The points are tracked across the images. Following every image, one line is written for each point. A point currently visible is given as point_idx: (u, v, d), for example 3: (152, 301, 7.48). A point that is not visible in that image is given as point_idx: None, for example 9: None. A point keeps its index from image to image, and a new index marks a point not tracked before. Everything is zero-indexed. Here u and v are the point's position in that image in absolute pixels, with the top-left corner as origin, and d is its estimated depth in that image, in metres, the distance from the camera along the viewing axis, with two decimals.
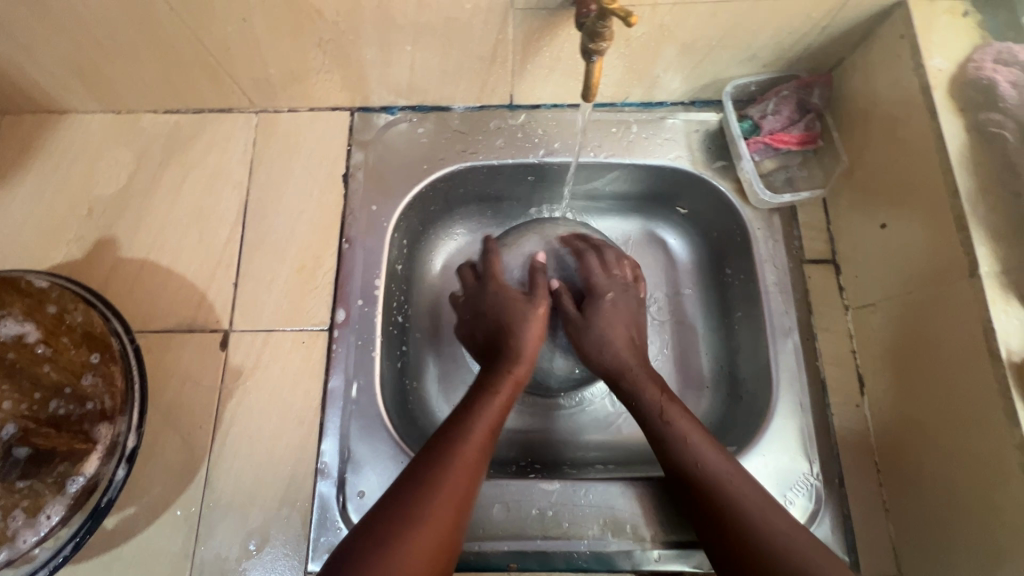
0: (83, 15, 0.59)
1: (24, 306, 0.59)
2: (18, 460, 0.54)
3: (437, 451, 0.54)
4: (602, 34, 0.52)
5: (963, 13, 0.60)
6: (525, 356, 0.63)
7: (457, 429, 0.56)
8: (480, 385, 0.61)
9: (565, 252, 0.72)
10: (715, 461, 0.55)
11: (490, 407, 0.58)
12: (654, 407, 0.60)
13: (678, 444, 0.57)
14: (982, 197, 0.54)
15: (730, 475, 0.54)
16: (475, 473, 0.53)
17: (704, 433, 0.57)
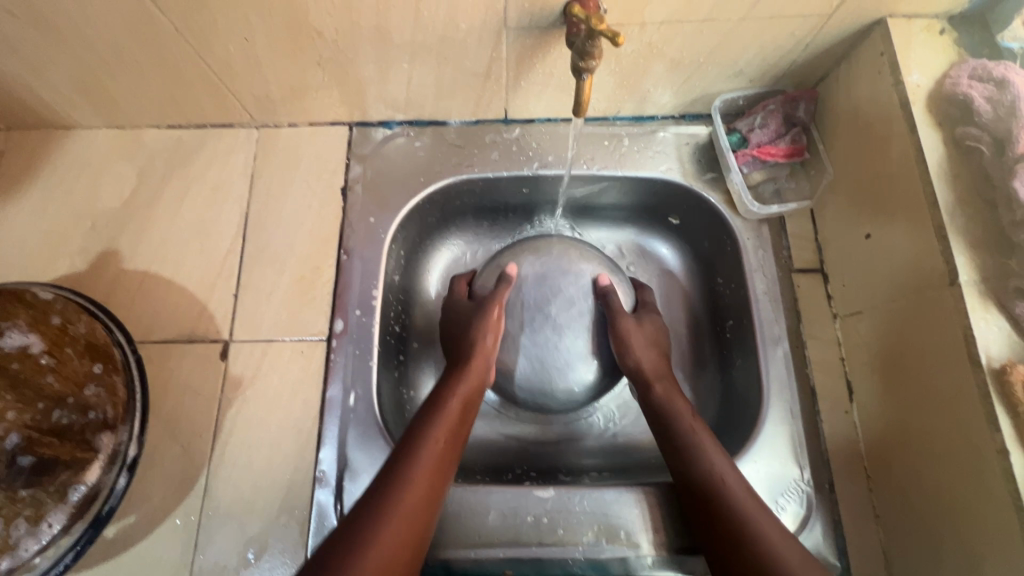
0: (90, 35, 0.61)
1: (28, 317, 0.60)
2: (22, 469, 0.55)
3: (389, 474, 0.53)
4: (592, 53, 0.54)
5: (940, 31, 0.62)
6: (469, 374, 0.63)
7: (407, 450, 0.55)
8: (429, 405, 0.60)
9: (548, 271, 0.70)
10: (734, 479, 0.55)
11: (437, 426, 0.57)
12: (684, 420, 0.60)
13: (700, 458, 0.57)
14: (960, 208, 0.55)
15: (748, 498, 0.54)
16: (426, 503, 0.52)
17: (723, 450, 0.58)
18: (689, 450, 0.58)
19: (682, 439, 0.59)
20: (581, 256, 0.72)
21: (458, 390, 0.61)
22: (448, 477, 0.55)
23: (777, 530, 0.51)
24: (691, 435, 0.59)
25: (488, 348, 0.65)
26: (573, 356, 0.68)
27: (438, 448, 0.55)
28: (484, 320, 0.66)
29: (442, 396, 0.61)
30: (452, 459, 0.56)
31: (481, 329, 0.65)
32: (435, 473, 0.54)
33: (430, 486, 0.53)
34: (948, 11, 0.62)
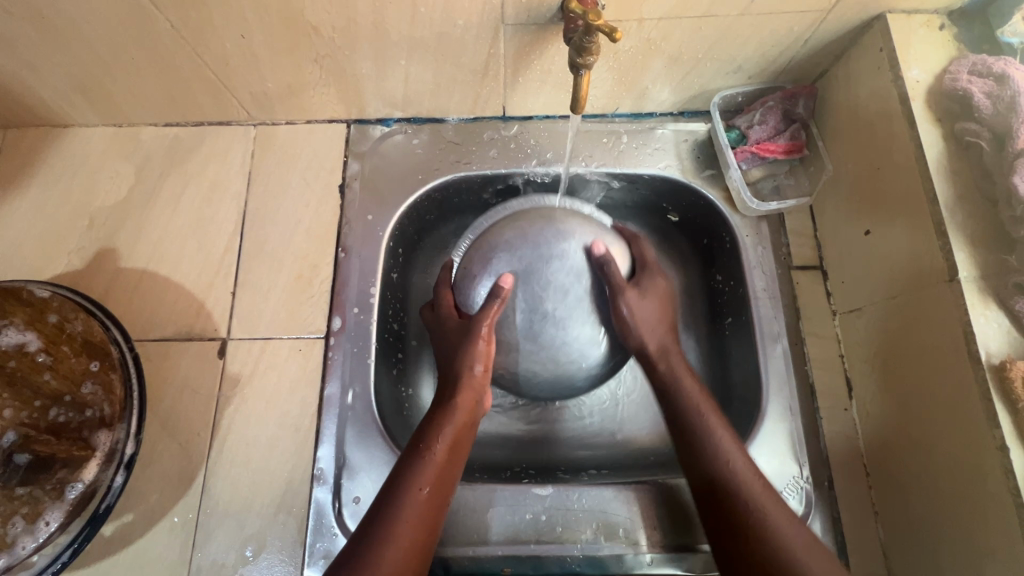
0: (86, 32, 0.61)
1: (25, 315, 0.59)
2: (18, 466, 0.54)
3: (371, 532, 0.49)
4: (590, 49, 0.53)
5: (939, 26, 0.62)
6: (457, 411, 0.57)
7: (390, 505, 0.51)
8: (413, 448, 0.55)
9: (532, 265, 0.64)
10: (744, 466, 0.55)
11: (421, 473, 0.53)
12: (691, 400, 0.59)
13: (706, 442, 0.57)
14: (960, 203, 0.55)
15: (760, 489, 0.54)
16: (413, 556, 0.49)
17: (731, 431, 0.58)
18: (698, 437, 0.57)
19: (693, 422, 0.58)
20: (561, 234, 0.66)
21: (443, 433, 0.56)
22: (437, 526, 0.52)
23: (794, 527, 0.51)
24: (702, 423, 0.58)
25: (477, 378, 0.60)
26: (580, 343, 0.64)
27: (422, 497, 0.51)
28: (471, 348, 0.60)
29: (426, 439, 0.55)
30: (442, 504, 0.53)
31: (469, 358, 0.60)
32: (423, 524, 0.51)
33: (416, 540, 0.50)
34: (947, 6, 0.62)
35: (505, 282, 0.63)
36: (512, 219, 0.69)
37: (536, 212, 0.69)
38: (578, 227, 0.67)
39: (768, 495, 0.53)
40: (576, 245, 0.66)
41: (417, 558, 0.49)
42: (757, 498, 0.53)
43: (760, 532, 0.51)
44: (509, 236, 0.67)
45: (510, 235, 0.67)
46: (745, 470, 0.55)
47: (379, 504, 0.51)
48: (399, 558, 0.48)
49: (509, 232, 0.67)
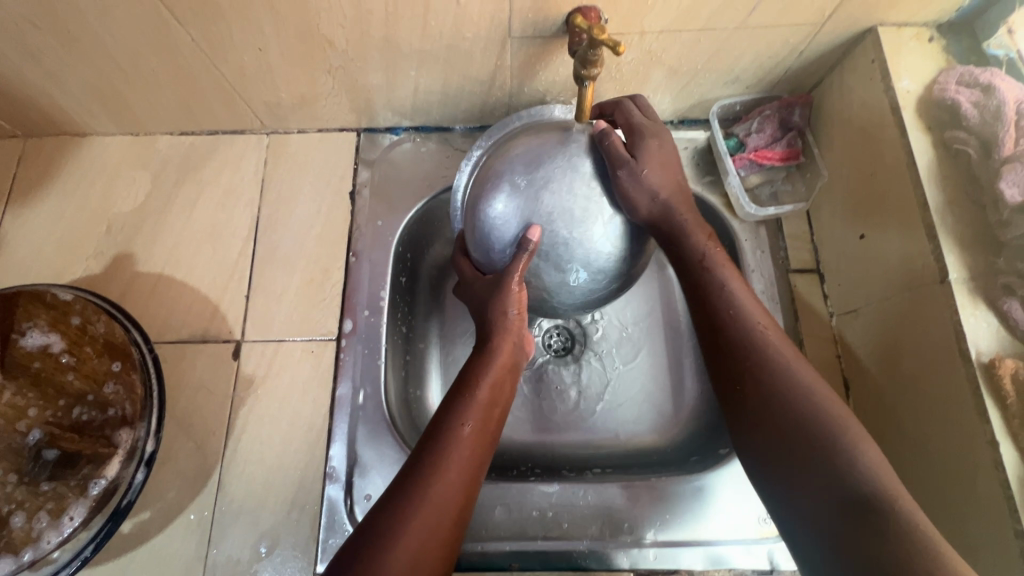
0: (109, 45, 0.64)
1: (49, 318, 0.61)
2: (46, 462, 0.57)
3: (421, 463, 0.50)
4: (593, 61, 0.55)
5: (928, 39, 0.64)
6: (499, 350, 0.57)
7: (438, 437, 0.52)
8: (458, 386, 0.56)
9: (527, 199, 0.54)
10: (750, 312, 0.54)
11: (468, 408, 0.54)
12: (698, 254, 0.57)
13: (716, 291, 0.56)
14: (950, 208, 0.57)
15: (764, 327, 0.53)
16: (466, 483, 0.51)
17: (743, 284, 0.57)
18: (707, 285, 0.56)
19: (699, 276, 0.57)
20: (538, 155, 0.56)
21: (487, 372, 0.56)
22: (486, 459, 0.53)
23: (800, 365, 0.51)
24: (712, 276, 0.56)
25: (516, 321, 0.58)
26: (611, 242, 0.55)
27: (468, 432, 0.53)
28: (503, 296, 0.56)
29: (471, 377, 0.56)
30: (488, 439, 0.54)
31: (501, 305, 0.57)
32: (472, 457, 0.52)
33: (464, 472, 0.51)
34: (936, 20, 0.64)
35: (528, 232, 0.54)
36: (498, 156, 0.59)
37: (522, 139, 0.60)
38: (565, 133, 0.58)
39: (776, 334, 0.53)
40: (566, 151, 0.56)
41: (466, 489, 0.51)
42: (762, 340, 0.52)
43: (765, 373, 0.51)
44: (497, 175, 0.57)
45: (500, 175, 0.57)
46: (751, 312, 0.54)
47: (427, 437, 0.53)
48: (450, 487, 0.49)
49: (496, 173, 0.57)
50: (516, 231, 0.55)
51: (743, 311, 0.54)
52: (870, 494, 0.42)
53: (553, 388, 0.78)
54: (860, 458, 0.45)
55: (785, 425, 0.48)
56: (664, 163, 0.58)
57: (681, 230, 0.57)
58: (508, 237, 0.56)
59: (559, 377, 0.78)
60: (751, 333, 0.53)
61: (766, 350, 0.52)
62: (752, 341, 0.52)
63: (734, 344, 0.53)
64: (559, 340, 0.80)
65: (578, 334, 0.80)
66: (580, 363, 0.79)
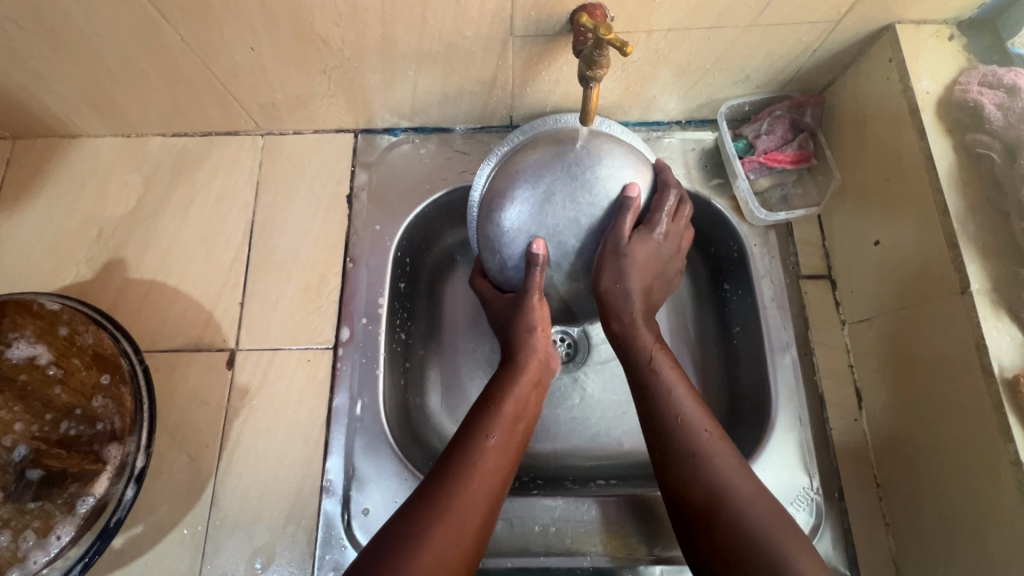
0: (95, 45, 0.61)
1: (36, 328, 0.60)
2: (30, 482, 0.55)
3: (443, 473, 0.50)
4: (600, 62, 0.52)
5: (948, 37, 0.62)
6: (525, 363, 0.58)
7: (462, 450, 0.52)
8: (483, 399, 0.56)
9: (535, 213, 0.54)
10: (696, 417, 0.54)
11: (493, 422, 0.54)
12: (643, 355, 0.56)
13: (661, 395, 0.55)
14: (971, 215, 0.55)
15: (709, 435, 0.53)
16: (495, 492, 0.51)
17: (687, 385, 0.56)
18: (652, 389, 0.55)
19: (645, 377, 0.56)
20: (543, 165, 0.55)
21: (514, 387, 0.57)
22: (510, 474, 0.53)
23: (742, 475, 0.51)
24: (658, 378, 0.56)
25: (541, 340, 0.59)
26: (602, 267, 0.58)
27: (492, 445, 0.52)
28: (527, 313, 0.57)
29: (497, 392, 0.56)
30: (513, 453, 0.54)
31: (525, 321, 0.57)
32: (499, 471, 0.52)
33: (488, 486, 0.50)
34: (957, 17, 0.62)
35: (537, 245, 0.54)
36: (512, 161, 0.57)
37: (538, 142, 0.58)
38: (591, 146, 0.56)
39: (719, 444, 0.52)
40: (589, 166, 0.55)
41: (490, 503, 0.50)
42: (705, 451, 0.52)
43: (715, 491, 0.50)
44: (514, 179, 0.56)
45: (508, 189, 0.56)
46: (695, 420, 0.54)
47: (450, 449, 0.52)
48: (474, 498, 0.49)
49: (514, 177, 0.56)
50: (525, 242, 0.55)
51: (689, 419, 0.53)
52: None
53: (555, 397, 0.76)
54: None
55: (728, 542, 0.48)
56: (651, 256, 0.56)
57: (631, 328, 0.57)
58: (515, 245, 0.56)
59: (562, 385, 0.76)
60: (695, 442, 0.52)
61: (711, 462, 0.51)
62: (695, 451, 0.52)
63: (676, 454, 0.52)
64: (562, 347, 0.78)
65: (580, 341, 0.79)
66: (583, 370, 0.77)
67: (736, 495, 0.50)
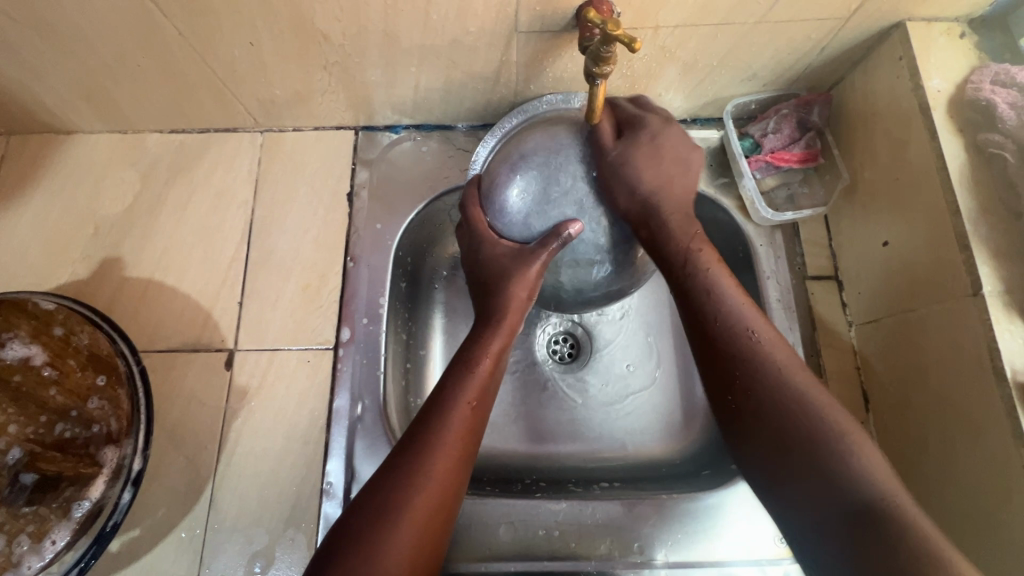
0: (91, 40, 0.60)
1: (30, 328, 0.59)
2: (24, 486, 0.54)
3: (419, 440, 0.50)
4: (607, 58, 0.51)
5: (960, 34, 0.61)
6: (502, 325, 0.58)
7: (437, 414, 0.51)
8: (460, 362, 0.56)
9: (519, 218, 0.57)
10: (738, 314, 0.53)
11: (469, 387, 0.54)
12: (679, 255, 0.56)
13: (703, 295, 0.55)
14: (983, 216, 0.55)
15: (751, 329, 0.52)
16: (462, 457, 0.50)
17: (727, 279, 0.56)
18: (694, 285, 0.55)
19: (683, 279, 0.56)
20: (504, 176, 0.57)
21: (491, 347, 0.57)
22: (481, 434, 0.53)
23: (793, 365, 0.51)
24: (699, 272, 0.56)
25: (522, 304, 0.58)
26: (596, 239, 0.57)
27: (469, 410, 0.53)
28: (521, 276, 0.57)
29: (473, 354, 0.56)
30: (483, 414, 0.54)
31: (508, 294, 0.57)
32: (468, 434, 0.52)
33: (462, 451, 0.50)
34: (968, 14, 0.61)
35: (566, 222, 0.55)
36: (482, 188, 0.61)
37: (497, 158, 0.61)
38: (537, 133, 0.58)
39: (767, 334, 0.52)
40: (537, 156, 0.56)
41: (462, 466, 0.50)
42: (753, 347, 0.51)
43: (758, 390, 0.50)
44: (505, 180, 0.58)
45: (489, 212, 0.60)
46: (739, 313, 0.53)
47: (425, 414, 0.52)
48: (448, 465, 0.49)
49: (503, 176, 0.57)
50: (547, 225, 0.56)
51: (733, 313, 0.53)
52: (868, 502, 0.43)
53: (558, 398, 0.75)
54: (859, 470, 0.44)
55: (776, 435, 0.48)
56: (652, 152, 0.58)
57: (665, 228, 0.56)
58: (537, 233, 0.57)
59: (565, 385, 0.75)
60: (739, 340, 0.52)
61: (761, 354, 0.51)
62: (740, 351, 0.52)
63: (724, 351, 0.52)
64: (565, 347, 0.78)
65: (584, 341, 0.78)
66: (587, 371, 0.76)
67: (785, 394, 0.49)
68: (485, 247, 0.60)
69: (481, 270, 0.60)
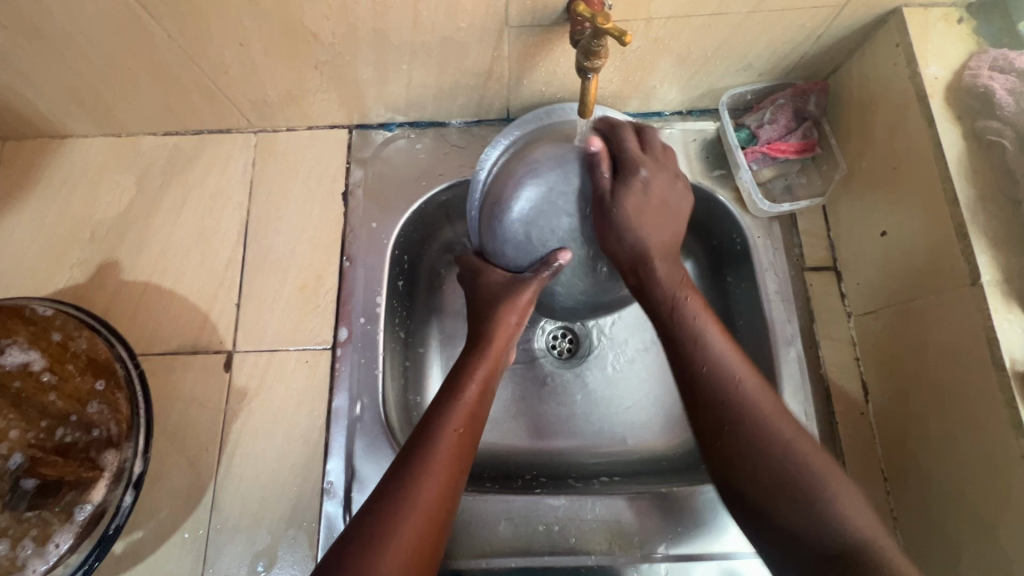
0: (79, 43, 0.60)
1: (28, 334, 0.59)
2: (25, 491, 0.55)
3: (406, 466, 0.50)
4: (597, 52, 0.50)
5: (957, 20, 0.60)
6: (492, 349, 0.58)
7: (421, 442, 0.51)
8: (446, 390, 0.55)
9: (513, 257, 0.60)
10: (728, 363, 0.52)
11: (454, 413, 0.53)
12: (666, 300, 0.55)
13: (690, 342, 0.53)
14: (981, 205, 0.54)
15: (740, 377, 0.51)
16: (446, 483, 0.50)
17: (718, 328, 0.54)
18: (679, 335, 0.54)
19: (674, 323, 0.55)
20: (486, 231, 0.61)
21: (477, 374, 0.56)
22: (470, 462, 0.53)
23: (782, 418, 0.49)
24: (686, 321, 0.54)
25: (512, 328, 0.59)
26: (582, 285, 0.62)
27: (455, 436, 0.52)
28: (511, 301, 0.58)
29: (460, 380, 0.56)
30: (472, 442, 0.54)
31: (502, 314, 0.58)
32: (454, 462, 0.51)
33: (448, 476, 0.50)
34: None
35: (554, 253, 0.58)
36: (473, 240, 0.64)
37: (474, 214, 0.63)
38: (493, 187, 0.60)
39: (754, 386, 0.51)
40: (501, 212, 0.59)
41: (450, 491, 0.50)
42: (740, 389, 0.50)
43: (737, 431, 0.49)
44: (487, 236, 0.61)
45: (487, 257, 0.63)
46: (729, 363, 0.52)
47: (411, 443, 0.52)
48: (433, 490, 0.49)
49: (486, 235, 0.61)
50: (536, 258, 0.59)
51: (720, 364, 0.52)
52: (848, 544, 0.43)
53: (558, 392, 0.75)
54: (838, 511, 0.45)
55: (767, 484, 0.47)
56: (643, 199, 0.56)
57: (654, 279, 0.56)
58: (530, 264, 0.60)
59: (564, 380, 0.75)
60: (725, 386, 0.51)
61: (748, 408, 0.50)
62: (726, 397, 0.50)
63: (709, 395, 0.51)
64: (564, 342, 0.78)
65: (582, 336, 0.78)
66: (587, 365, 0.76)
67: (767, 444, 0.48)
68: (482, 275, 0.62)
69: (472, 301, 0.62)
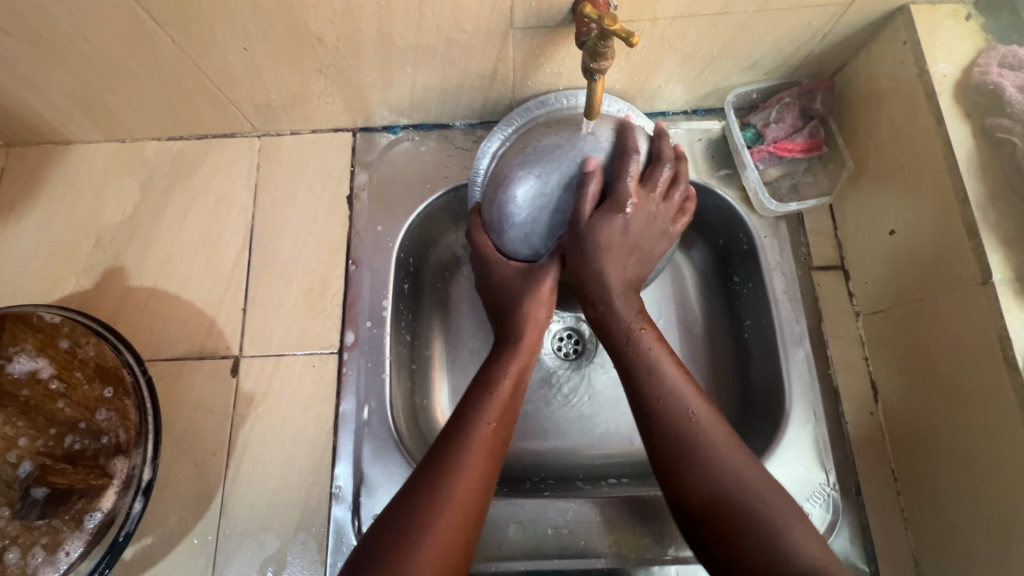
0: (84, 49, 0.60)
1: (35, 341, 0.59)
2: (36, 500, 0.55)
3: (442, 460, 0.50)
4: (604, 53, 0.50)
5: (965, 16, 0.60)
6: (525, 343, 0.57)
7: (455, 438, 0.51)
8: (480, 383, 0.55)
9: (529, 236, 0.58)
10: (680, 396, 0.52)
11: (489, 407, 0.53)
12: (624, 332, 0.55)
13: (644, 376, 0.53)
14: (991, 203, 0.54)
15: (692, 409, 0.51)
16: (480, 479, 0.50)
17: (670, 358, 0.54)
18: (635, 367, 0.54)
19: (628, 356, 0.54)
20: (502, 206, 0.58)
21: (510, 368, 0.56)
22: (503, 457, 0.53)
23: (733, 446, 0.49)
24: (641, 352, 0.54)
25: (541, 321, 0.58)
26: None
27: (489, 431, 0.52)
28: (535, 294, 0.57)
29: (494, 374, 0.56)
30: (504, 437, 0.53)
31: (530, 308, 0.57)
32: (489, 458, 0.51)
33: (483, 472, 0.50)
34: None
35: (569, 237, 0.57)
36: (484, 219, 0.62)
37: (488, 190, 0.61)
38: (512, 165, 0.58)
39: (706, 414, 0.51)
40: (519, 189, 0.57)
41: (485, 486, 0.50)
42: (692, 420, 0.50)
43: (691, 464, 0.49)
44: (503, 210, 0.58)
45: (497, 237, 0.60)
46: (681, 395, 0.51)
47: (444, 437, 0.52)
48: (469, 485, 0.49)
49: (501, 208, 0.58)
50: (552, 240, 0.57)
51: (673, 398, 0.51)
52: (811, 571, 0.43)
53: (565, 394, 0.75)
54: (796, 541, 0.45)
55: (722, 510, 0.47)
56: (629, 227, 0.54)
57: (614, 307, 0.55)
58: (544, 247, 0.58)
59: (570, 382, 0.75)
60: (675, 423, 0.50)
61: (702, 438, 0.49)
62: (679, 432, 0.50)
63: (660, 430, 0.51)
64: (569, 343, 0.77)
65: (588, 337, 0.77)
66: (593, 367, 0.76)
67: (719, 475, 0.48)
68: (493, 268, 0.60)
69: (492, 294, 0.61)
